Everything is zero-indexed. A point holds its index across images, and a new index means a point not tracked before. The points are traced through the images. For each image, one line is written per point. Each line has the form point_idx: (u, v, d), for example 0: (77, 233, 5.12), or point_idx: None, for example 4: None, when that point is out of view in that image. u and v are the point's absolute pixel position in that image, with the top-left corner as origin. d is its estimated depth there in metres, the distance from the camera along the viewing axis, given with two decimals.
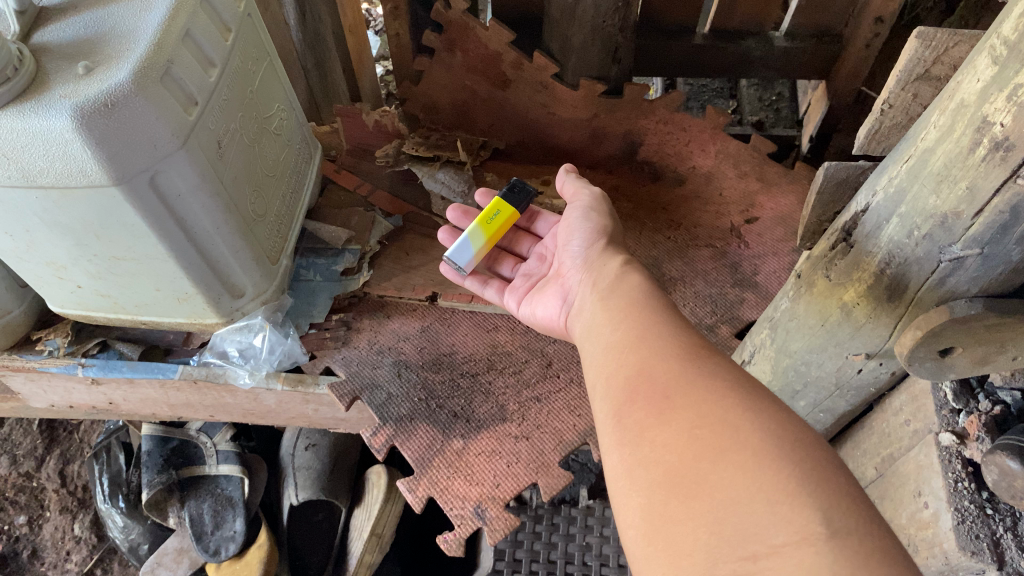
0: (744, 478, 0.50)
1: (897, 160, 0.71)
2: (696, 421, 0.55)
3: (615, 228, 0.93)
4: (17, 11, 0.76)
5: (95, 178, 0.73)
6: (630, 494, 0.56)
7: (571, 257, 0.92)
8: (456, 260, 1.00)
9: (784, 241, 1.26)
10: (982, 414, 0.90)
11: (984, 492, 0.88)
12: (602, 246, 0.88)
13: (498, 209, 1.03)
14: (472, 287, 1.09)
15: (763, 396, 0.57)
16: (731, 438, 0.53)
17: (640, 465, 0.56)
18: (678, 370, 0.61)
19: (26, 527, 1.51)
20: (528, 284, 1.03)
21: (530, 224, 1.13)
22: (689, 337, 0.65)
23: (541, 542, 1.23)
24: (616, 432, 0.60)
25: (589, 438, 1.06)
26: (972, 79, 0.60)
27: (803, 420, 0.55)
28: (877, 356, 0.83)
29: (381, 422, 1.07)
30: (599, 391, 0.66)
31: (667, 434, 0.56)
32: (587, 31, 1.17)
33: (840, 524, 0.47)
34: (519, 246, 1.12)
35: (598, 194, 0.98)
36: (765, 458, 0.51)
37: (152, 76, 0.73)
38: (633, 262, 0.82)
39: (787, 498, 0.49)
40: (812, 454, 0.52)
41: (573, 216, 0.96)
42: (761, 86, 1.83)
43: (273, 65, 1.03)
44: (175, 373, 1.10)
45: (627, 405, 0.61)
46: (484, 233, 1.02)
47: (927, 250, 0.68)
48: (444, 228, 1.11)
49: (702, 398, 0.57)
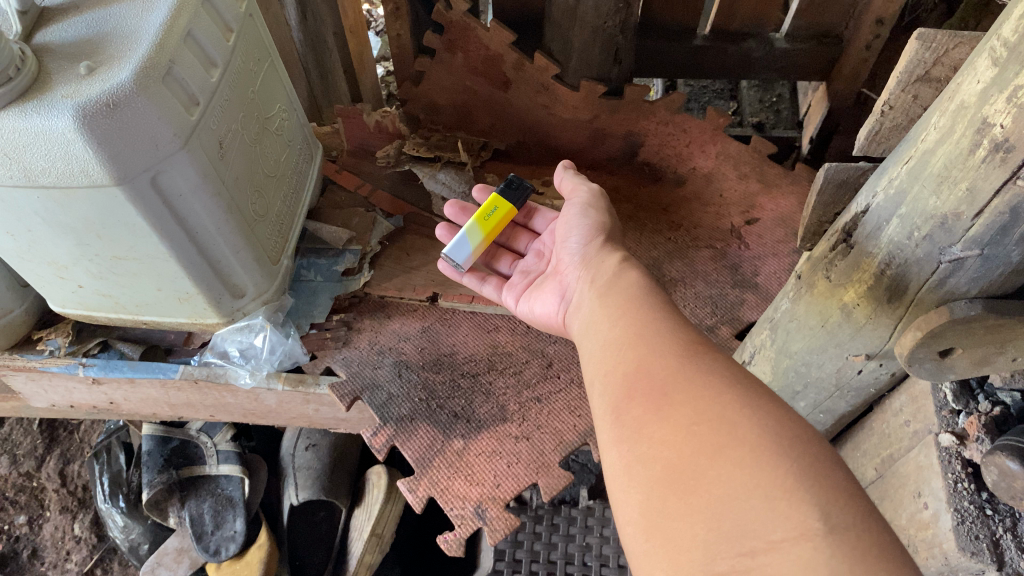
0: (742, 474, 0.51)
1: (897, 161, 0.71)
2: (695, 417, 0.55)
3: (615, 227, 0.93)
4: (20, 11, 0.76)
5: (96, 177, 0.74)
6: (629, 490, 0.56)
7: (570, 255, 0.93)
8: (453, 257, 1.01)
9: (784, 242, 1.26)
10: (982, 415, 0.90)
11: (984, 493, 0.88)
12: (601, 243, 0.89)
13: (495, 205, 1.03)
14: (470, 284, 1.09)
15: (761, 392, 0.57)
16: (729, 435, 0.53)
17: (638, 462, 0.57)
18: (676, 366, 0.61)
19: (26, 527, 1.51)
20: (527, 281, 1.03)
21: (527, 220, 1.13)
22: (688, 334, 0.65)
23: (541, 542, 1.23)
24: (614, 429, 0.61)
25: (590, 438, 1.06)
26: (972, 80, 0.60)
27: (801, 416, 0.55)
28: (877, 357, 0.83)
29: (382, 422, 1.08)
30: (597, 388, 0.66)
31: (666, 431, 0.56)
32: (588, 32, 1.17)
33: (838, 520, 0.47)
34: (517, 242, 1.12)
35: (596, 190, 0.98)
36: (763, 454, 0.51)
37: (154, 76, 0.73)
38: (632, 259, 0.82)
39: (786, 494, 0.49)
40: (811, 450, 0.52)
41: (571, 213, 0.96)
42: (761, 88, 1.84)
43: (274, 65, 1.03)
44: (175, 373, 1.10)
45: (625, 402, 0.61)
46: (482, 230, 1.02)
47: (926, 250, 0.68)
48: (441, 224, 1.11)
49: (701, 395, 0.57)
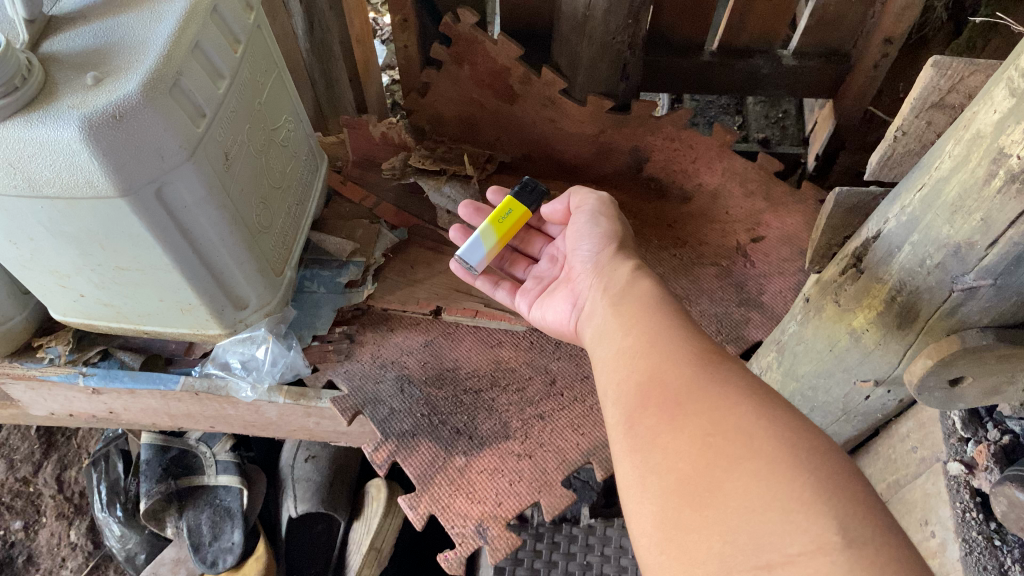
0: (758, 487, 0.50)
1: (910, 188, 0.70)
2: (710, 429, 0.55)
3: (627, 234, 0.92)
4: (26, 20, 0.76)
5: (102, 189, 0.73)
6: (642, 502, 0.56)
7: (581, 260, 0.92)
8: (468, 259, 1.00)
9: (790, 261, 1.26)
10: (991, 444, 0.90)
11: (992, 523, 0.89)
12: (614, 251, 0.88)
13: (510, 207, 1.02)
14: (483, 287, 1.08)
15: (776, 402, 0.56)
16: (745, 446, 0.52)
17: (652, 473, 0.56)
18: (691, 375, 0.60)
19: (21, 533, 1.49)
20: (540, 286, 1.03)
21: (541, 223, 1.12)
22: (701, 343, 0.65)
23: (541, 560, 1.21)
24: (627, 439, 0.60)
25: (593, 457, 1.06)
26: (988, 110, 0.60)
27: (818, 426, 0.54)
28: (885, 383, 0.83)
29: (383, 437, 1.07)
30: (610, 398, 0.66)
31: (680, 441, 0.55)
32: (597, 47, 1.16)
33: (856, 533, 0.46)
34: (531, 245, 1.12)
35: (605, 198, 0.97)
36: (778, 466, 0.50)
37: (162, 87, 0.73)
38: (645, 268, 0.82)
39: (803, 507, 0.48)
40: (827, 461, 0.51)
41: (581, 221, 0.95)
42: (767, 103, 1.83)
43: (281, 75, 1.03)
44: (175, 384, 1.09)
45: (639, 411, 0.60)
46: (496, 232, 1.01)
47: (938, 278, 0.67)
48: (455, 226, 1.10)
49: (715, 405, 0.56)
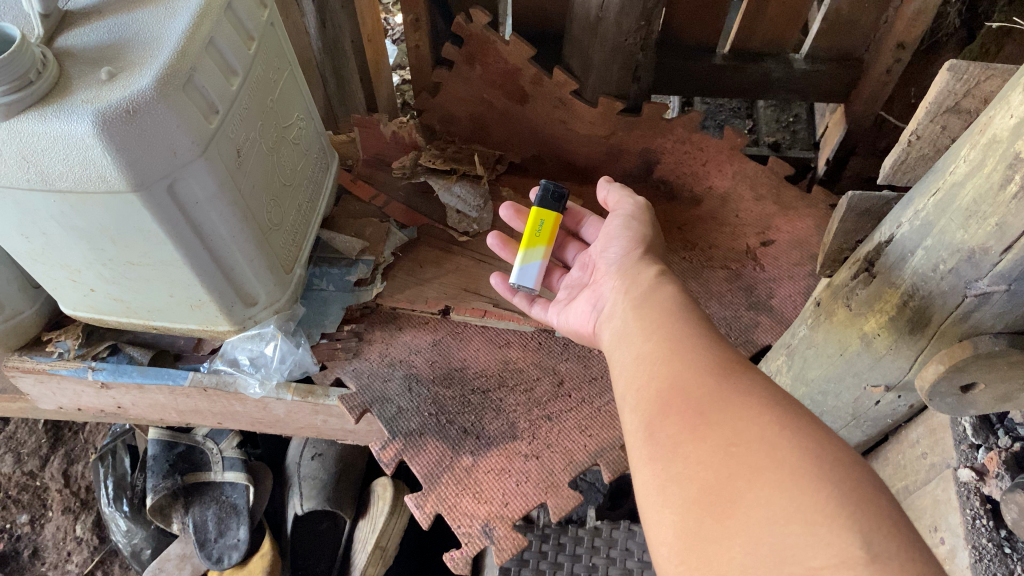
0: (782, 499, 0.50)
1: (924, 193, 0.70)
2: (732, 438, 0.54)
3: (654, 237, 0.91)
4: (42, 14, 0.76)
5: (115, 185, 0.73)
6: (664, 511, 0.55)
7: (607, 263, 0.91)
8: (524, 284, 1.01)
9: (800, 265, 1.26)
10: (1002, 450, 0.91)
11: (1002, 531, 0.89)
12: (638, 254, 0.87)
13: (540, 219, 1.00)
14: (521, 304, 1.07)
15: (800, 413, 0.56)
16: (768, 457, 0.52)
17: (674, 481, 0.56)
18: (713, 385, 0.60)
19: (28, 526, 1.50)
20: (571, 295, 1.00)
21: (576, 228, 1.11)
22: (723, 352, 0.64)
23: (547, 561, 1.21)
24: (647, 446, 0.60)
25: (600, 459, 1.05)
26: (1005, 114, 0.59)
27: (842, 438, 0.53)
28: (896, 389, 0.82)
29: (390, 436, 1.07)
30: (629, 403, 0.66)
31: (703, 450, 0.55)
32: (609, 48, 1.15)
33: (880, 548, 0.46)
34: (565, 252, 1.10)
35: (644, 203, 0.96)
36: (805, 478, 0.50)
37: (174, 84, 0.73)
38: (669, 273, 0.81)
39: (826, 520, 0.48)
40: (852, 474, 0.50)
41: (614, 223, 0.95)
42: (778, 108, 1.85)
43: (293, 73, 1.03)
44: (185, 379, 1.09)
45: (659, 418, 0.60)
46: (536, 247, 1.00)
47: (951, 284, 0.67)
48: (493, 233, 1.09)
49: (739, 415, 0.56)
